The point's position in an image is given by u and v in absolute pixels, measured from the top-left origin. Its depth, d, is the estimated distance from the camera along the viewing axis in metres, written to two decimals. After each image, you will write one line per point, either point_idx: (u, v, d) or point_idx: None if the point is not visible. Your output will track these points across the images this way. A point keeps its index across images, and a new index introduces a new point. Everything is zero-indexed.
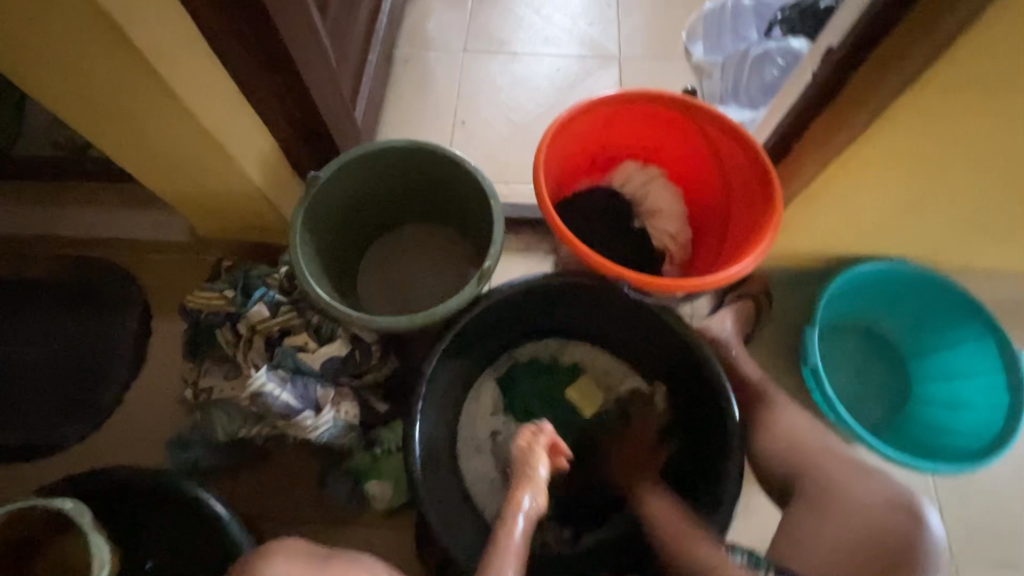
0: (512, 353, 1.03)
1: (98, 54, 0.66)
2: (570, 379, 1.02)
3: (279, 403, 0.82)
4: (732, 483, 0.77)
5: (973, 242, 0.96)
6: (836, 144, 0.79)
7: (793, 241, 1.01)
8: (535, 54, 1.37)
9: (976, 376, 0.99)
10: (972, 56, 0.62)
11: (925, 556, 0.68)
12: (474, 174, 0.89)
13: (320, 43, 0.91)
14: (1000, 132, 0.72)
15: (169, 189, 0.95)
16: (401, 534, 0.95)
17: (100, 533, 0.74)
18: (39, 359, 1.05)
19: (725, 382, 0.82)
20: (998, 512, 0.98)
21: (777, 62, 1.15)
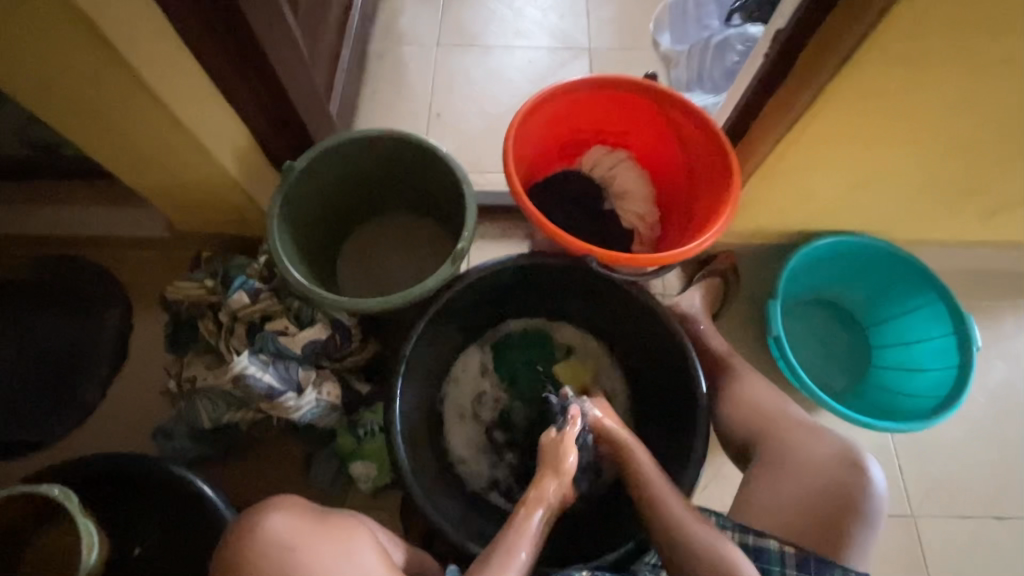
0: (500, 329, 1.06)
1: (70, 45, 0.67)
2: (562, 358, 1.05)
3: (262, 384, 0.83)
4: (699, 445, 0.80)
5: (922, 214, 1.02)
6: (788, 122, 0.83)
7: (755, 218, 1.05)
8: (507, 47, 1.40)
9: (930, 341, 1.04)
10: (904, 32, 0.67)
11: (869, 503, 0.72)
12: (447, 161, 0.92)
13: (292, 35, 0.93)
14: (936, 105, 0.77)
15: (145, 183, 0.96)
16: (386, 513, 0.97)
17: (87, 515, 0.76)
18: (18, 356, 1.06)
19: (691, 353, 0.85)
20: (952, 468, 1.04)
21: (737, 48, 1.20)
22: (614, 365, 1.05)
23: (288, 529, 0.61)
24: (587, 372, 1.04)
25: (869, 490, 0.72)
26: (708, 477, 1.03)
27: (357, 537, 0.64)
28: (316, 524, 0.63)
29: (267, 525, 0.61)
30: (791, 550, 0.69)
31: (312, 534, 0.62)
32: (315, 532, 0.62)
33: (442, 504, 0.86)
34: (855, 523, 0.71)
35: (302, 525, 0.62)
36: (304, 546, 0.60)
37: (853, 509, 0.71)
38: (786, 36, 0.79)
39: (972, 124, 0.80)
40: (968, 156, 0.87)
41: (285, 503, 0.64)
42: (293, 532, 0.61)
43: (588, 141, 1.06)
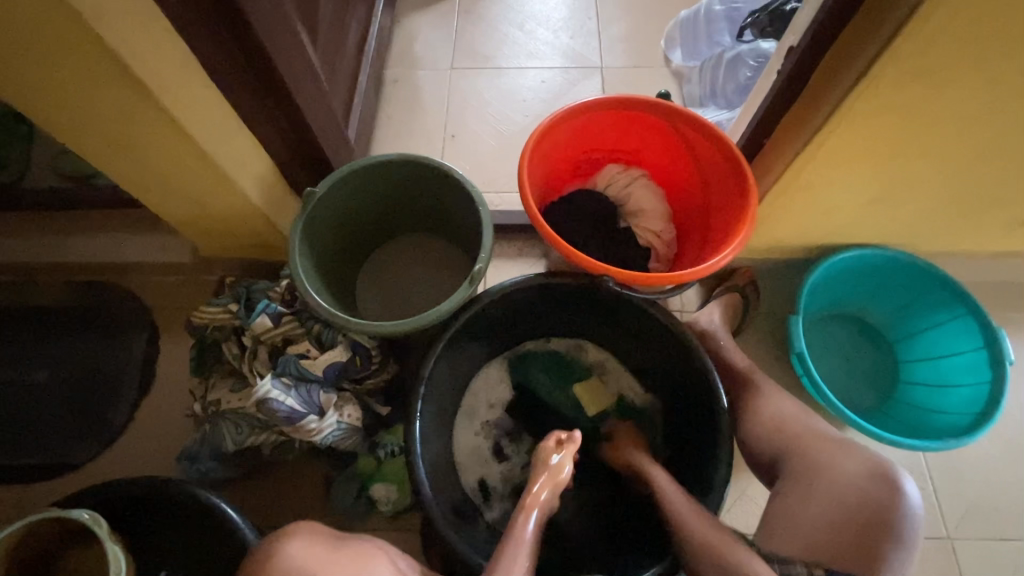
0: (517, 347, 1.05)
1: (104, 85, 0.71)
2: (582, 377, 1.05)
3: (285, 408, 0.85)
4: (722, 467, 0.79)
5: (945, 226, 1.00)
6: (804, 136, 0.83)
7: (773, 233, 1.05)
8: (520, 68, 1.42)
9: (959, 355, 1.01)
10: (916, 51, 0.66)
11: (905, 523, 0.70)
12: (464, 185, 0.93)
13: (311, 66, 0.96)
14: (954, 119, 0.76)
15: (173, 212, 0.99)
16: (406, 534, 0.97)
17: (115, 541, 0.77)
18: (50, 380, 1.09)
19: (713, 372, 0.83)
20: (987, 487, 1.00)
21: (750, 64, 1.20)
22: (634, 379, 1.04)
23: (306, 556, 0.62)
24: (604, 395, 1.04)
25: (905, 511, 0.71)
26: (732, 498, 1.01)
27: (373, 563, 0.64)
28: (333, 551, 0.63)
29: (285, 553, 0.62)
30: None
31: (328, 562, 0.62)
32: (333, 558, 0.62)
33: (463, 526, 0.85)
34: (889, 543, 0.69)
35: (319, 552, 0.62)
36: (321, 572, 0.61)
37: (888, 529, 0.69)
38: (799, 51, 0.79)
39: (994, 135, 0.79)
40: (989, 167, 0.85)
41: (302, 532, 0.65)
42: (310, 558, 0.62)
43: (601, 160, 1.07)
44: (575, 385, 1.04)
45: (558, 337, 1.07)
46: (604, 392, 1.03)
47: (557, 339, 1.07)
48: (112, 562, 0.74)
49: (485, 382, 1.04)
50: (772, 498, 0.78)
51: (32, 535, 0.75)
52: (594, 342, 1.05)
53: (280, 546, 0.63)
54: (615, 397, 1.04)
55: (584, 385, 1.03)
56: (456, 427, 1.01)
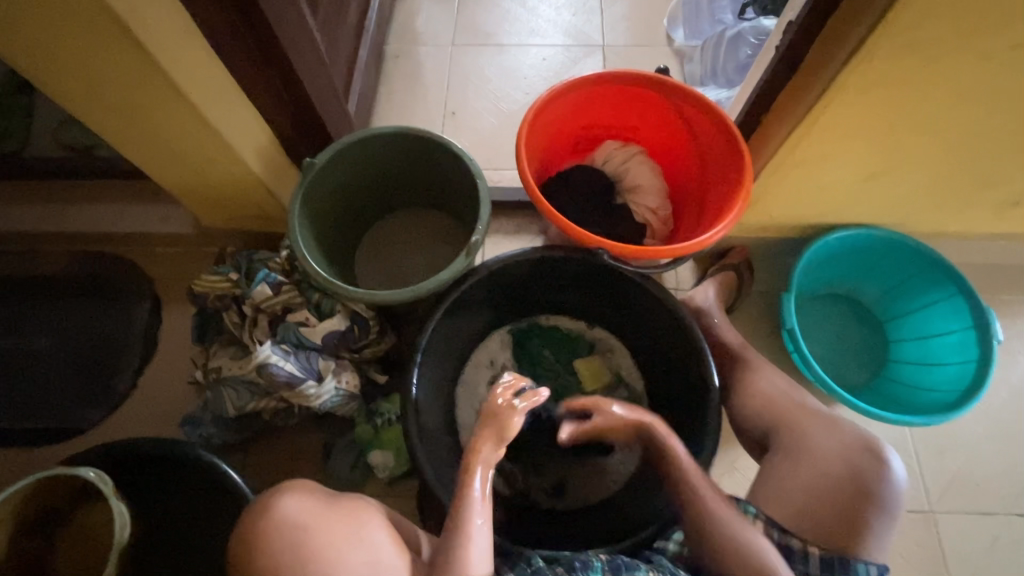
0: (533, 318, 1.08)
1: (106, 51, 0.71)
2: (587, 353, 1.07)
3: (284, 373, 0.87)
4: (710, 436, 0.81)
5: (940, 207, 1.01)
6: (800, 112, 0.83)
7: (768, 211, 1.06)
8: (521, 45, 1.42)
9: (948, 334, 1.03)
10: (912, 26, 0.67)
11: (889, 490, 0.72)
12: (462, 158, 0.94)
13: (312, 37, 0.96)
14: (948, 96, 0.77)
15: (173, 181, 1.00)
16: (403, 499, 1.00)
17: (119, 498, 0.79)
18: (56, 346, 1.11)
19: (704, 345, 0.85)
20: (971, 462, 1.03)
21: (750, 42, 1.18)
22: (630, 355, 1.06)
23: (305, 508, 0.64)
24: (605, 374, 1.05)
25: (889, 480, 0.72)
26: (721, 470, 1.04)
27: (369, 518, 0.67)
28: (330, 505, 0.66)
29: (280, 508, 0.64)
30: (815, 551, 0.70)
31: (327, 515, 0.65)
32: (330, 513, 0.65)
33: (458, 491, 0.88)
34: (872, 509, 0.71)
35: (314, 506, 0.65)
36: (319, 524, 0.63)
37: (871, 497, 0.71)
38: (797, 26, 0.79)
39: (990, 112, 0.79)
40: (984, 146, 0.86)
41: (299, 488, 0.67)
42: (308, 512, 0.64)
43: (600, 136, 1.08)
44: (578, 361, 1.06)
45: (564, 316, 1.08)
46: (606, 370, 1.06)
47: (557, 317, 1.09)
48: (117, 517, 0.77)
49: (488, 353, 1.06)
50: (759, 467, 0.80)
51: (40, 492, 0.78)
52: (590, 322, 1.07)
53: (275, 499, 0.65)
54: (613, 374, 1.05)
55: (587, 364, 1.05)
56: (457, 391, 1.04)
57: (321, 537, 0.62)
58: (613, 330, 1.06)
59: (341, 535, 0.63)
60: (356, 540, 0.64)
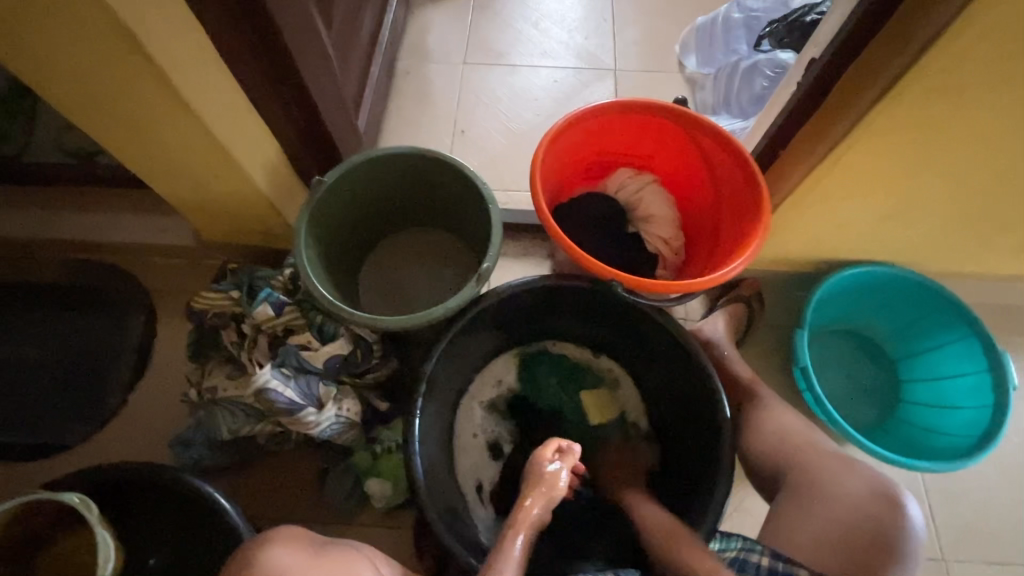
0: (541, 344, 1.06)
1: (115, 62, 0.69)
2: (593, 384, 1.04)
3: (283, 399, 0.84)
4: (723, 479, 0.78)
5: (956, 247, 1.00)
6: (820, 149, 0.82)
7: (781, 245, 1.04)
8: (532, 66, 1.41)
9: (962, 377, 1.01)
10: (939, 71, 0.66)
11: (909, 544, 0.69)
12: (474, 181, 0.92)
13: (325, 54, 0.95)
14: (971, 142, 0.76)
15: (175, 193, 0.97)
16: (399, 531, 0.96)
17: (104, 526, 0.75)
18: (45, 358, 1.07)
19: (717, 384, 0.82)
20: (984, 510, 1.00)
21: (766, 74, 1.18)
22: (636, 388, 1.03)
23: (288, 562, 0.60)
24: (611, 407, 1.02)
25: (908, 531, 0.70)
26: (728, 508, 1.01)
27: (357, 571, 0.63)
28: (316, 556, 0.62)
29: (271, 558, 0.60)
30: None
31: (313, 568, 0.60)
32: (316, 565, 0.61)
33: (461, 527, 0.84)
34: (893, 564, 0.68)
35: (304, 559, 0.61)
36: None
37: (890, 549, 0.69)
38: (821, 63, 0.78)
39: (1013, 158, 0.78)
40: (1005, 190, 0.85)
41: (286, 538, 0.63)
42: (292, 565, 0.59)
43: (613, 163, 1.06)
44: (585, 391, 1.03)
45: (571, 343, 1.06)
46: (613, 403, 1.03)
47: (564, 343, 1.06)
48: (101, 547, 0.73)
49: (491, 379, 1.03)
50: (773, 512, 0.78)
51: (19, 518, 0.74)
52: (593, 347, 1.05)
53: (264, 551, 0.61)
54: (620, 408, 1.03)
55: (593, 394, 1.03)
56: (457, 418, 1.00)
57: None
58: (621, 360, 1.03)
59: None
60: None
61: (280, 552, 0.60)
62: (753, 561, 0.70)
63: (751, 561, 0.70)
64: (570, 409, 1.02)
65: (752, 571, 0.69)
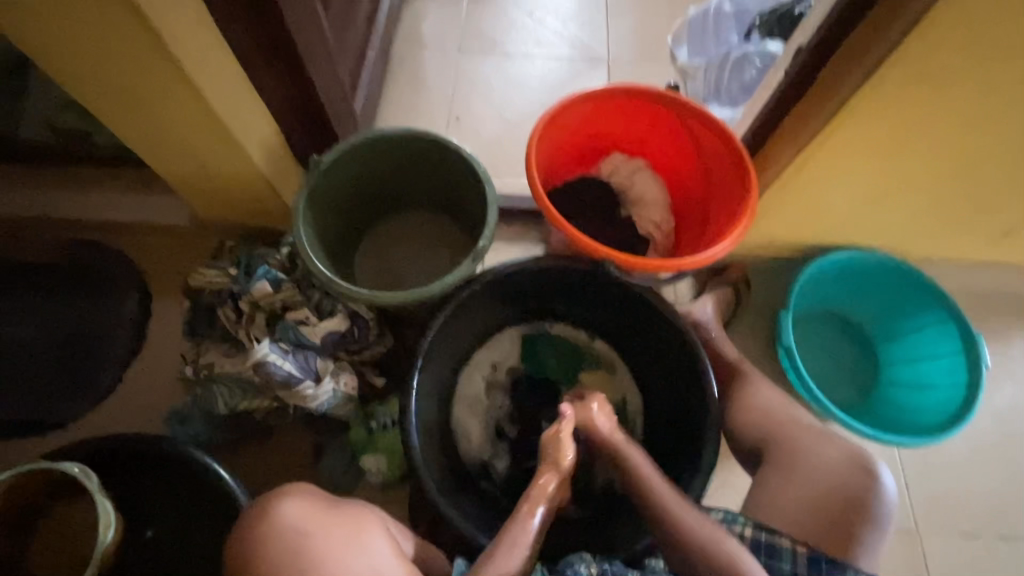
0: (541, 325, 1.07)
1: (116, 35, 0.69)
2: (591, 366, 1.07)
3: (281, 372, 0.85)
4: (709, 451, 0.81)
5: (934, 233, 1.04)
6: (806, 134, 0.85)
7: (769, 229, 1.07)
8: (527, 54, 1.43)
9: (938, 358, 1.05)
10: (919, 57, 0.69)
11: (881, 506, 0.73)
12: (471, 162, 0.93)
13: (323, 34, 0.96)
14: (948, 128, 0.79)
15: (172, 170, 0.98)
16: (394, 505, 0.98)
17: (105, 495, 0.76)
18: (38, 336, 1.07)
19: (705, 360, 0.85)
20: (957, 485, 1.05)
21: (756, 63, 1.21)
22: (629, 370, 1.06)
23: (301, 514, 0.63)
24: (608, 387, 1.06)
25: (881, 495, 0.74)
26: (714, 484, 1.04)
27: (367, 524, 0.66)
28: (326, 509, 0.65)
29: (280, 511, 0.62)
30: (803, 550, 0.69)
31: (324, 521, 0.63)
32: (327, 518, 0.64)
33: (455, 499, 0.86)
34: (865, 525, 0.72)
35: (314, 511, 0.64)
36: (315, 534, 0.62)
37: (862, 511, 0.73)
38: (807, 50, 0.81)
39: (988, 145, 0.82)
40: (980, 177, 0.88)
41: (297, 491, 0.65)
42: (305, 517, 0.63)
43: (606, 148, 1.09)
44: (583, 372, 1.06)
45: (570, 326, 1.07)
46: (609, 384, 1.06)
47: (562, 326, 1.07)
48: (102, 514, 0.74)
49: (487, 359, 1.05)
50: (757, 482, 0.81)
51: (19, 488, 0.75)
52: (588, 329, 1.07)
53: (274, 505, 0.63)
54: (616, 389, 1.06)
55: (593, 376, 1.06)
56: (455, 397, 1.02)
57: (318, 544, 0.61)
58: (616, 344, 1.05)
59: (337, 542, 0.62)
60: (353, 547, 0.62)
61: (291, 505, 0.63)
62: (738, 532, 0.73)
63: (734, 533, 0.74)
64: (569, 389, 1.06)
65: (736, 543, 0.72)
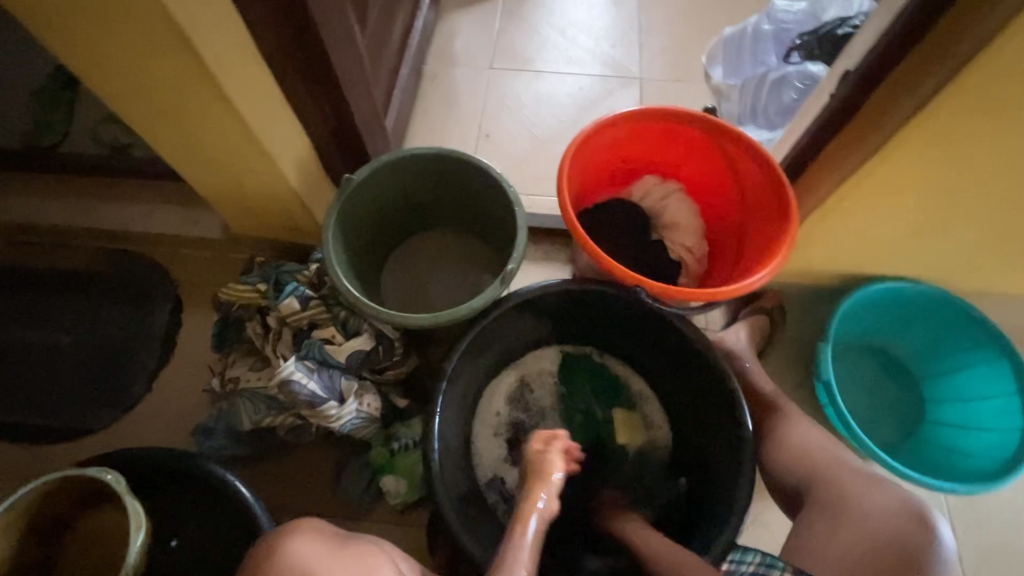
0: (591, 350, 1.06)
1: (162, 57, 0.71)
2: (624, 407, 1.03)
3: (306, 391, 0.85)
4: (743, 492, 0.77)
5: (986, 266, 0.98)
6: (852, 162, 0.82)
7: (808, 257, 1.03)
8: (558, 73, 1.42)
9: (989, 399, 0.99)
10: (977, 88, 0.66)
11: (941, 565, 0.68)
12: (501, 183, 0.92)
13: (359, 54, 0.96)
14: (1006, 160, 0.75)
15: (210, 186, 1.00)
16: (413, 528, 0.97)
17: (134, 497, 0.76)
18: (73, 343, 1.10)
19: (739, 393, 0.82)
20: (1012, 536, 0.98)
21: (796, 85, 1.16)
22: (661, 412, 1.03)
23: (309, 553, 0.60)
24: (637, 430, 1.02)
25: (941, 551, 0.68)
26: (745, 521, 1.00)
27: (378, 568, 0.62)
28: (334, 550, 0.62)
29: (290, 549, 0.60)
30: None
31: (331, 562, 0.60)
32: (334, 559, 0.60)
33: (477, 530, 0.83)
34: None
35: (323, 552, 0.61)
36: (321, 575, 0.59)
37: (920, 568, 0.67)
38: (854, 76, 0.78)
39: None
40: None
41: (309, 528, 0.63)
42: (313, 557, 0.60)
43: (639, 170, 1.07)
44: (616, 412, 1.03)
45: (616, 359, 1.05)
46: (640, 428, 1.02)
47: (608, 357, 1.06)
48: (131, 512, 0.74)
49: (511, 377, 1.04)
50: (796, 526, 0.77)
51: (49, 496, 0.76)
52: (618, 358, 1.05)
53: (285, 542, 0.61)
54: (645, 432, 1.02)
55: (624, 416, 1.03)
56: (476, 417, 1.01)
57: None
58: (644, 378, 1.04)
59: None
60: None
61: (299, 541, 0.61)
62: None
63: None
64: (596, 426, 1.02)
65: None
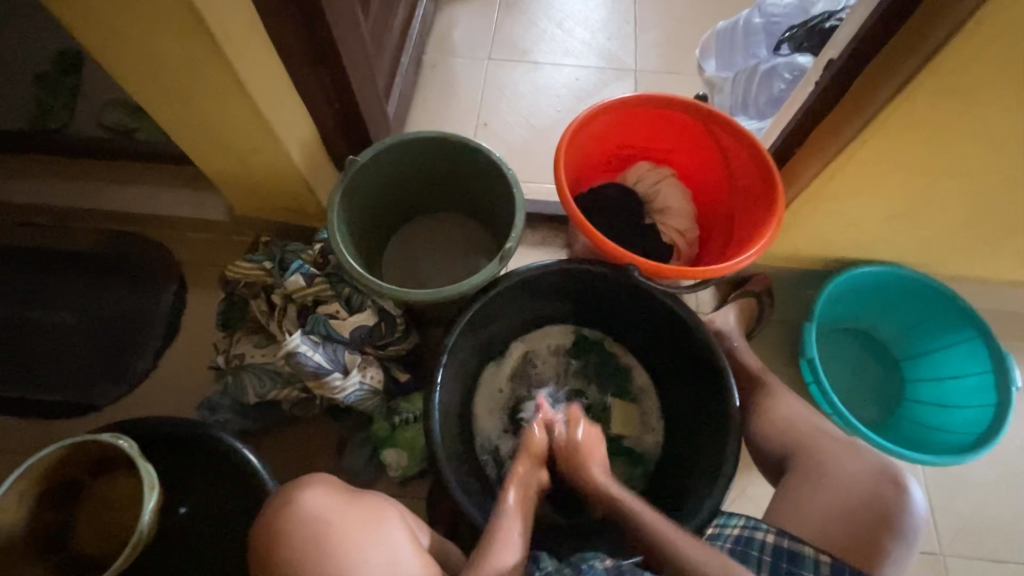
0: (605, 339, 1.09)
1: (174, 37, 0.73)
2: (625, 396, 1.07)
3: (312, 363, 0.88)
4: (729, 459, 0.81)
5: (964, 250, 1.03)
6: (835, 146, 0.86)
7: (795, 241, 1.07)
8: (555, 64, 1.46)
9: (965, 378, 1.04)
10: (951, 74, 0.70)
11: (909, 521, 0.73)
12: (500, 166, 0.95)
13: (362, 39, 0.99)
14: (980, 145, 0.79)
15: (216, 167, 1.02)
16: (413, 499, 1.00)
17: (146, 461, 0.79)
18: (79, 321, 1.12)
19: (727, 368, 0.85)
20: (986, 508, 1.03)
21: (784, 76, 1.19)
22: (658, 402, 1.06)
23: (322, 506, 0.63)
24: (634, 417, 1.06)
25: (909, 510, 0.74)
26: (732, 494, 1.04)
27: (387, 517, 0.66)
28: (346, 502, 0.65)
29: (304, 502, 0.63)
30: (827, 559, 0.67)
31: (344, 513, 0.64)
32: (347, 511, 0.64)
33: (476, 498, 0.87)
34: (894, 541, 0.71)
35: (336, 503, 0.64)
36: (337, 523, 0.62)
37: (891, 525, 0.72)
38: (838, 64, 0.81)
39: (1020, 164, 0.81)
40: (1014, 195, 0.87)
41: (321, 481, 0.66)
42: (326, 509, 0.63)
43: (633, 157, 1.10)
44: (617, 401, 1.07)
45: (625, 349, 1.09)
46: (636, 415, 1.06)
47: (620, 347, 1.09)
48: (144, 474, 0.77)
49: (518, 349, 1.08)
50: (779, 491, 0.81)
51: (63, 461, 0.78)
52: (628, 346, 1.08)
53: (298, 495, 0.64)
54: (642, 418, 1.06)
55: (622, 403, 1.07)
56: (477, 390, 1.05)
57: (339, 534, 0.61)
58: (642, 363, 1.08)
59: (358, 531, 0.63)
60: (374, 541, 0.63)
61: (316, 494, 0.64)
62: (759, 537, 0.73)
63: (756, 538, 0.73)
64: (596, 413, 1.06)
65: (758, 547, 0.72)
